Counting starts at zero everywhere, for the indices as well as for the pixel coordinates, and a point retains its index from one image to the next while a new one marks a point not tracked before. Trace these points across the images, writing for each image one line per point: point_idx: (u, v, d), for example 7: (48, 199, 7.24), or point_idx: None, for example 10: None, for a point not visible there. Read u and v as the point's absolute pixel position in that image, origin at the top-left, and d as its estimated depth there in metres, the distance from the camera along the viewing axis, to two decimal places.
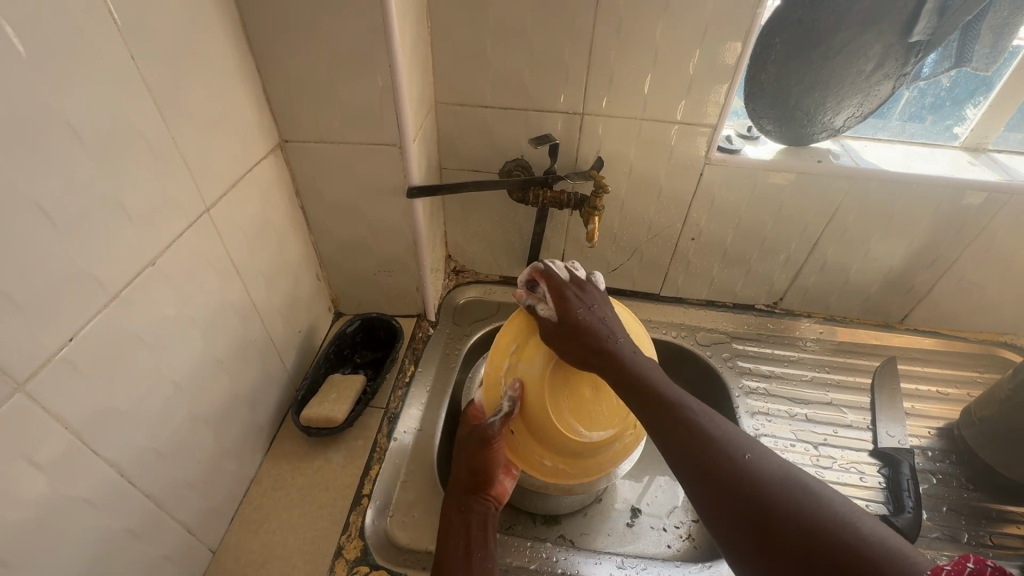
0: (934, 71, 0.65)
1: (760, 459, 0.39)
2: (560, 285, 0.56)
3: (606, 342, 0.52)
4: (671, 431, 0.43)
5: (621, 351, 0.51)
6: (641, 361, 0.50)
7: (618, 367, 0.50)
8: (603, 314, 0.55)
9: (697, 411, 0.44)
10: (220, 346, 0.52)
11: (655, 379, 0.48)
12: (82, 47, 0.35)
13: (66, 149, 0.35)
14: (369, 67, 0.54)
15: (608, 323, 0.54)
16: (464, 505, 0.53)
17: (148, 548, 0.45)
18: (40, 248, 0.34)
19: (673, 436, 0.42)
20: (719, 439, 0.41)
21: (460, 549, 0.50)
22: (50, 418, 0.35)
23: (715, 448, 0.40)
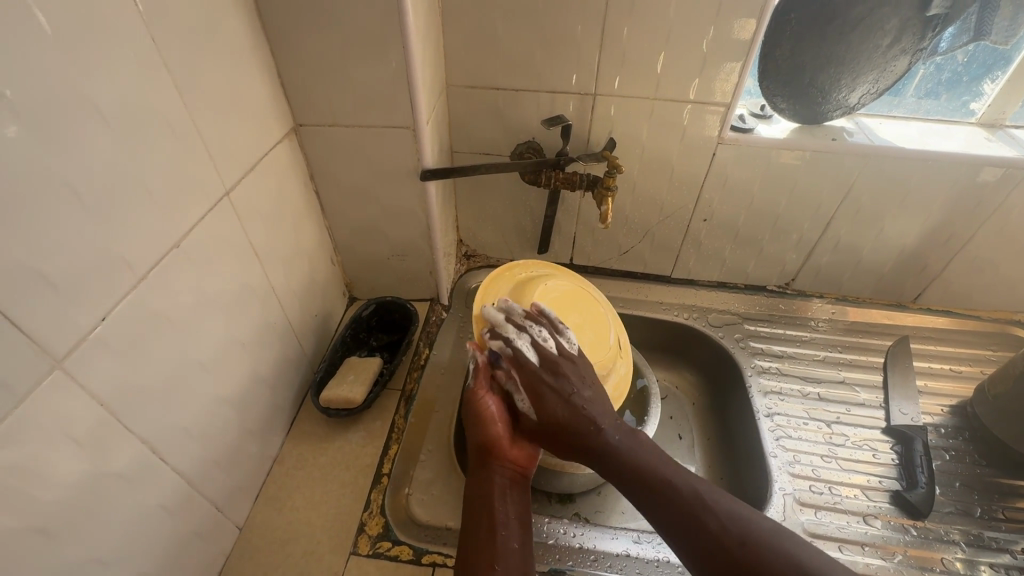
0: (952, 46, 0.64)
1: (769, 547, 0.43)
2: (531, 373, 0.54)
3: (597, 432, 0.52)
4: (674, 517, 0.47)
5: (613, 439, 0.51)
6: (638, 451, 0.51)
7: (614, 461, 0.51)
8: (590, 391, 0.54)
9: (692, 497, 0.47)
10: (241, 328, 0.53)
11: (660, 469, 0.50)
12: (104, 31, 0.35)
13: (93, 132, 0.35)
14: (382, 49, 0.54)
15: (594, 411, 0.53)
16: (478, 474, 0.54)
17: (179, 523, 0.46)
18: (71, 229, 0.34)
19: (675, 524, 0.46)
20: (721, 528, 0.45)
21: (482, 528, 0.49)
22: (86, 395, 0.36)
23: (716, 536, 0.44)
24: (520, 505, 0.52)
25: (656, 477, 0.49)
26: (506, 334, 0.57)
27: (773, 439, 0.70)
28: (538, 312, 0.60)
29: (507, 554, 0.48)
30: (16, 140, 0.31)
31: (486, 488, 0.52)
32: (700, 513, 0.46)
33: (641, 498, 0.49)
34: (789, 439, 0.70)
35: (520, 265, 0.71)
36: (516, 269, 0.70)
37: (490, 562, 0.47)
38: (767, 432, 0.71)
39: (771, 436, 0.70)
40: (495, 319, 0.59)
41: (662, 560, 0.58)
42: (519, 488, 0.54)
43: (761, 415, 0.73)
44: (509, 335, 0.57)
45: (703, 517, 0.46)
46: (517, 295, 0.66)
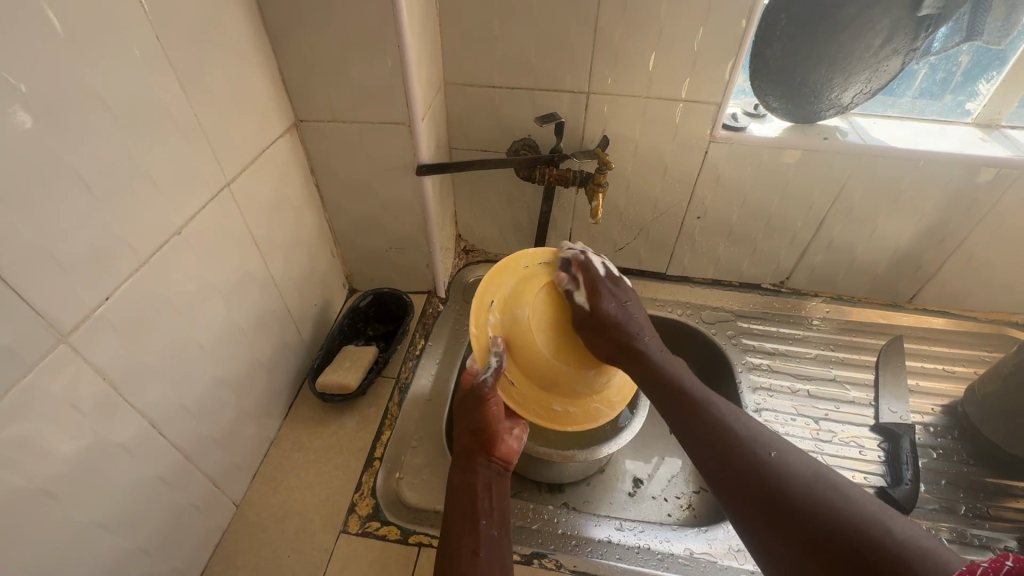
0: (945, 46, 0.64)
1: (791, 455, 0.44)
2: (593, 277, 0.62)
3: (633, 341, 0.59)
4: (701, 420, 0.50)
5: (681, 381, 0.55)
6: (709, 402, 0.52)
7: (657, 374, 0.56)
8: (630, 310, 0.62)
9: (726, 414, 0.50)
10: (241, 313, 0.56)
11: (719, 413, 0.50)
12: (112, 28, 0.38)
13: (100, 124, 0.38)
14: (378, 48, 0.56)
15: (651, 345, 0.59)
16: (466, 465, 0.57)
17: (178, 495, 0.49)
18: (79, 214, 0.37)
19: (702, 430, 0.49)
20: (748, 437, 0.47)
21: (468, 514, 0.53)
22: (91, 369, 0.39)
23: (746, 444, 0.46)
24: (504, 497, 0.56)
25: (696, 395, 0.53)
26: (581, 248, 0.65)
27: None
28: (603, 258, 0.65)
29: (488, 540, 0.51)
30: (29, 130, 0.33)
31: (472, 478, 0.55)
32: (741, 445, 0.46)
33: (668, 399, 0.54)
34: (776, 434, 0.71)
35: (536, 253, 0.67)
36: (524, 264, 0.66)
37: (472, 549, 0.50)
38: None
39: None
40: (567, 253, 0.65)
41: (642, 547, 0.59)
42: (506, 482, 0.58)
43: (750, 410, 0.74)
44: (586, 252, 0.65)
45: (743, 450, 0.46)
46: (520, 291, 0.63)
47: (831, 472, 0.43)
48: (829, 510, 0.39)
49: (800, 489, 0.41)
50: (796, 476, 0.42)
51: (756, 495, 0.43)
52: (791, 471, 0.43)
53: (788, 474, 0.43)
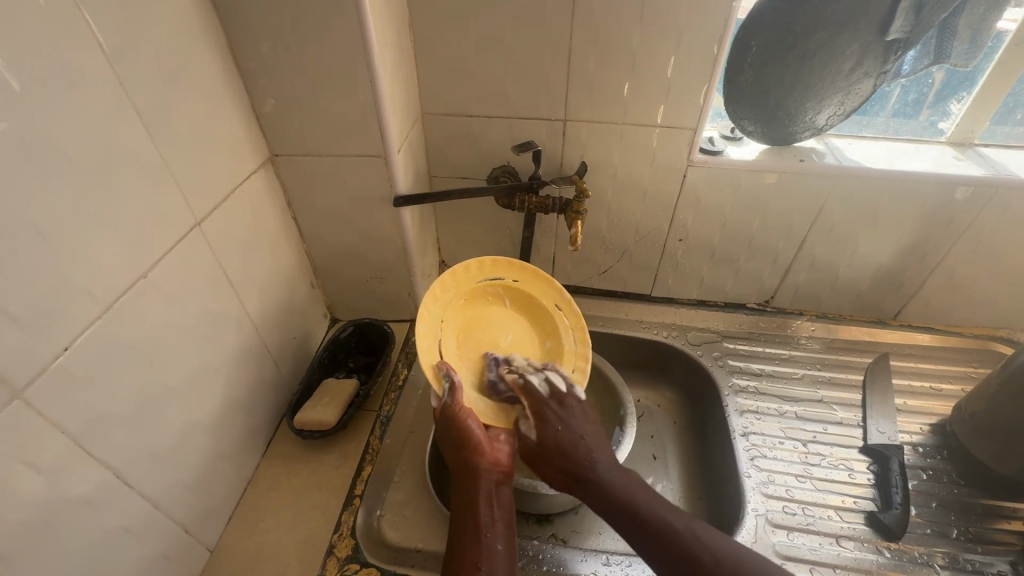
0: (914, 68, 0.65)
1: (749, 575, 0.44)
2: (538, 403, 0.57)
3: (588, 464, 0.52)
4: (648, 539, 0.47)
5: (598, 464, 0.52)
6: (623, 483, 0.51)
7: (598, 498, 0.50)
8: (591, 429, 0.55)
9: (680, 526, 0.47)
10: (214, 353, 0.55)
11: (636, 496, 0.50)
12: (66, 77, 0.38)
13: (57, 174, 0.37)
14: (352, 85, 0.56)
15: (586, 438, 0.54)
16: (466, 480, 0.55)
17: (145, 545, 0.47)
18: (35, 265, 0.36)
19: (660, 548, 0.46)
20: (703, 555, 0.45)
21: (466, 531, 0.50)
22: (47, 422, 0.38)
23: (698, 560, 0.45)
24: (506, 506, 0.54)
25: (644, 509, 0.49)
26: (527, 372, 0.61)
27: (748, 459, 0.70)
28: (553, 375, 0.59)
29: (494, 555, 0.48)
30: None
31: (472, 493, 0.53)
32: (664, 522, 0.48)
33: (620, 518, 0.49)
34: (764, 459, 0.70)
35: (448, 280, 0.66)
36: (430, 311, 0.63)
37: (475, 563, 0.47)
38: (742, 453, 0.71)
39: (746, 456, 0.71)
40: (518, 361, 0.63)
41: None
42: (506, 489, 0.55)
43: (737, 435, 0.73)
44: (546, 374, 0.60)
45: (693, 556, 0.45)
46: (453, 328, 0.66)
47: None
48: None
49: None
50: None
51: None
52: None
53: None
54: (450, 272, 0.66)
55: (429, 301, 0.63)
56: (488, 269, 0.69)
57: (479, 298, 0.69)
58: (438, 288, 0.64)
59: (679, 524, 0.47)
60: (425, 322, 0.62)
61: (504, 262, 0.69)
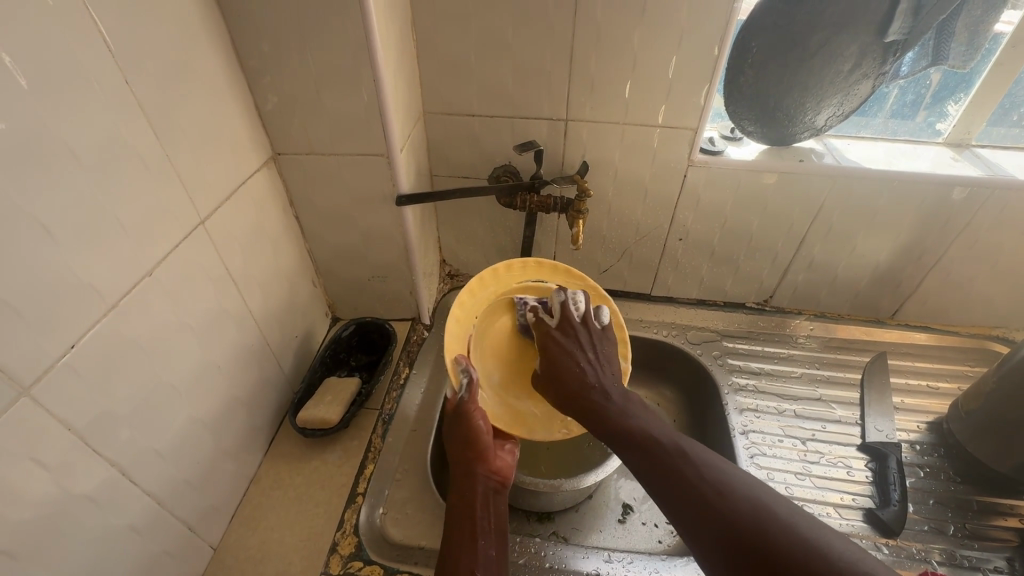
0: (913, 70, 0.65)
1: (737, 493, 0.42)
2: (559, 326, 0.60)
3: (590, 390, 0.54)
4: (642, 453, 0.48)
5: (598, 389, 0.54)
6: (623, 410, 0.52)
7: (597, 415, 0.53)
8: (595, 355, 0.57)
9: (671, 445, 0.48)
10: (218, 351, 0.55)
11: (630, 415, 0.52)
12: (72, 74, 0.38)
13: (64, 171, 0.37)
14: (356, 84, 0.56)
15: (593, 373, 0.56)
16: (464, 479, 0.56)
17: (149, 542, 0.47)
18: (41, 262, 0.36)
19: (649, 463, 0.47)
20: (693, 473, 0.45)
21: (466, 534, 0.50)
22: (54, 420, 0.38)
23: (683, 473, 0.45)
24: (499, 514, 0.55)
25: (642, 429, 0.50)
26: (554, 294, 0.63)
27: (748, 457, 0.71)
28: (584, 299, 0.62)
29: (486, 559, 0.49)
30: None
31: (469, 497, 0.54)
32: (654, 442, 0.48)
33: (616, 436, 0.51)
34: (764, 457, 0.71)
35: (487, 278, 0.68)
36: (464, 307, 0.66)
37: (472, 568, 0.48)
38: (742, 450, 0.72)
39: (746, 454, 0.71)
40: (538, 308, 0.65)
41: None
42: (502, 499, 0.57)
43: (737, 432, 0.74)
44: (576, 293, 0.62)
45: (680, 466, 0.46)
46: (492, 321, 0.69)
47: (776, 504, 0.41)
48: (724, 503, 0.42)
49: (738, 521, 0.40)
50: (741, 502, 0.41)
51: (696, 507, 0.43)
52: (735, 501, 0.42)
53: (738, 501, 0.42)
54: (488, 271, 0.68)
55: (467, 298, 0.67)
56: (531, 272, 0.69)
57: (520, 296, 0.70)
58: (476, 285, 0.67)
59: (669, 442, 0.48)
60: (458, 317, 0.65)
61: (551, 266, 0.69)
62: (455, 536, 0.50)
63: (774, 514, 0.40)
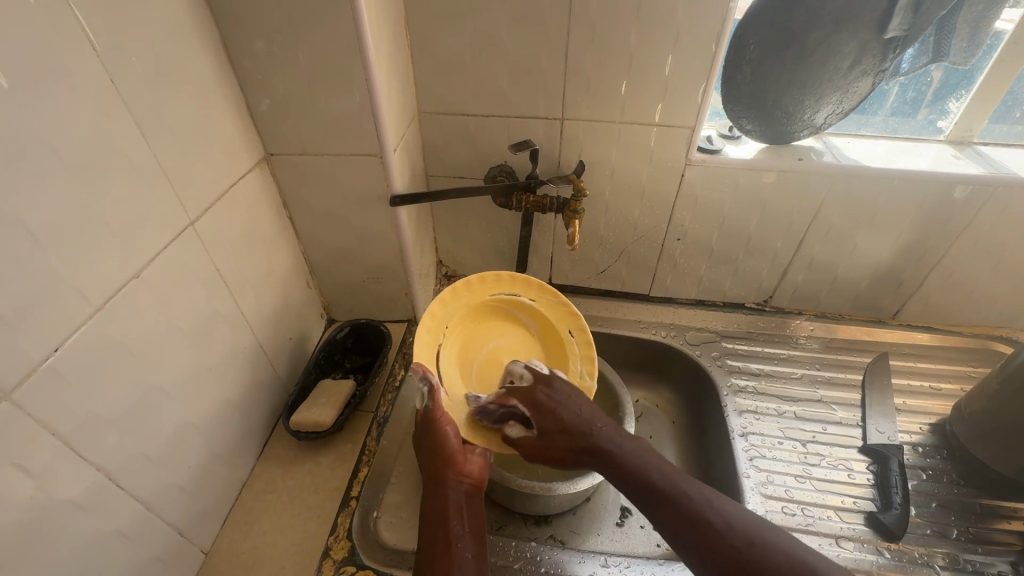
0: (913, 67, 0.64)
1: (766, 544, 0.43)
2: (534, 387, 0.58)
3: (591, 433, 0.53)
4: (664, 509, 0.47)
5: (598, 434, 0.53)
6: (634, 450, 0.51)
7: (611, 463, 0.51)
8: (583, 401, 0.56)
9: (691, 493, 0.47)
10: (209, 354, 0.54)
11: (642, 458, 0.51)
12: (55, 74, 0.37)
13: (47, 173, 0.37)
14: (348, 83, 0.56)
15: (586, 413, 0.55)
16: (434, 487, 0.54)
17: (138, 548, 0.47)
18: (23, 266, 0.36)
19: (670, 513, 0.47)
20: (719, 525, 0.45)
21: (436, 538, 0.50)
22: (37, 425, 0.37)
23: (708, 523, 0.45)
24: (474, 518, 0.53)
25: (657, 472, 0.49)
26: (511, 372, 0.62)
27: (747, 460, 0.70)
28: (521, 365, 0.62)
29: (461, 563, 0.48)
30: None
31: (442, 504, 0.53)
32: (674, 489, 0.48)
33: (632, 489, 0.50)
34: (763, 460, 0.70)
35: (460, 288, 0.69)
36: (436, 318, 0.66)
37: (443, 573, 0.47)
38: (741, 453, 0.71)
39: (745, 457, 0.70)
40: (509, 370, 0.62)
41: None
42: (478, 502, 0.55)
43: (736, 435, 0.73)
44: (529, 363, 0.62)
45: (704, 517, 0.46)
46: (459, 336, 0.69)
47: (805, 554, 0.43)
48: (754, 552, 0.43)
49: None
50: (771, 552, 0.43)
51: (726, 563, 0.43)
52: (768, 553, 0.43)
53: (770, 556, 0.43)
54: (459, 283, 0.69)
55: (438, 308, 0.66)
56: (505, 284, 0.71)
57: (489, 311, 0.71)
58: (449, 296, 0.68)
59: (688, 488, 0.48)
60: (429, 326, 0.66)
61: (521, 279, 0.71)
62: (429, 546, 0.50)
63: (810, 569, 0.42)
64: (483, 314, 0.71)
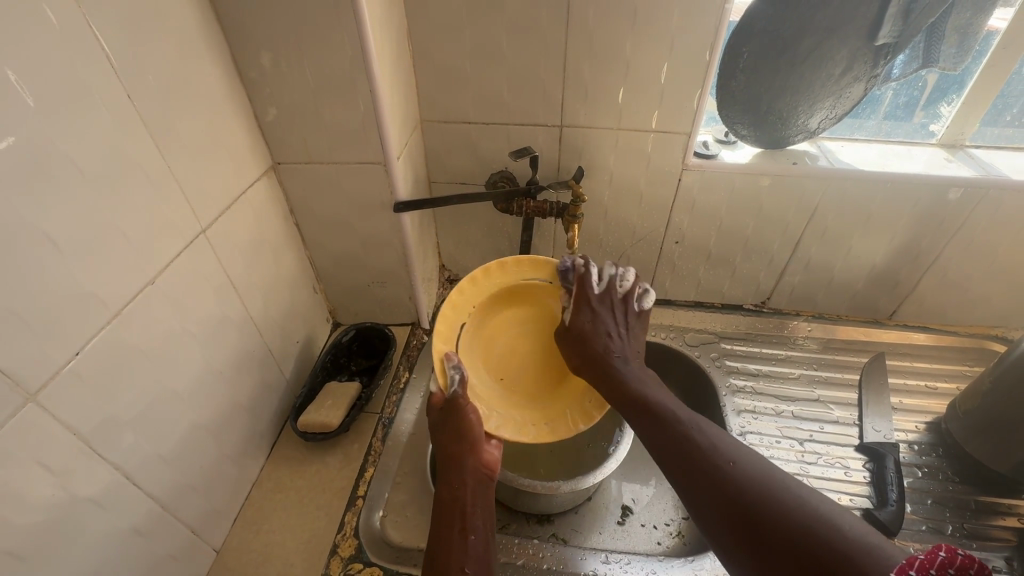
0: (904, 72, 0.66)
1: (743, 469, 0.44)
2: (592, 296, 0.63)
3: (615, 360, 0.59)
4: (659, 433, 0.50)
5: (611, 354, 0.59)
6: (638, 383, 0.56)
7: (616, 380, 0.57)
8: (624, 329, 0.62)
9: (685, 419, 0.51)
10: (219, 357, 0.56)
11: (647, 389, 0.55)
12: (75, 89, 0.39)
13: (70, 185, 0.39)
14: (353, 93, 0.58)
15: (614, 346, 0.60)
16: (453, 469, 0.56)
17: (153, 545, 0.48)
18: (46, 273, 0.37)
19: (653, 429, 0.51)
20: (703, 447, 0.47)
21: (455, 529, 0.51)
22: (59, 425, 0.39)
23: (694, 446, 0.48)
24: (487, 505, 0.55)
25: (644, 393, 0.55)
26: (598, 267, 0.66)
27: None
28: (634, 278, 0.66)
29: (476, 557, 0.49)
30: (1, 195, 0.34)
31: (460, 492, 0.54)
32: (663, 411, 0.52)
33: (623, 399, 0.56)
34: None
35: (493, 269, 0.68)
36: (460, 300, 0.67)
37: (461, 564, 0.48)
38: None
39: None
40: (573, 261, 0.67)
41: None
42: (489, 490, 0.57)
43: (734, 434, 0.74)
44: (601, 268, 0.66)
45: (695, 454, 0.47)
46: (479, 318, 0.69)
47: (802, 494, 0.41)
48: (728, 470, 0.44)
49: (764, 513, 0.40)
50: (750, 473, 0.44)
51: (704, 477, 0.45)
52: (743, 480, 0.43)
53: (746, 481, 0.43)
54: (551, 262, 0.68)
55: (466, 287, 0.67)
56: (538, 270, 0.68)
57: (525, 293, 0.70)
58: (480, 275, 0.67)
59: (683, 416, 0.51)
60: (454, 305, 0.66)
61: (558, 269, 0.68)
62: (445, 536, 0.50)
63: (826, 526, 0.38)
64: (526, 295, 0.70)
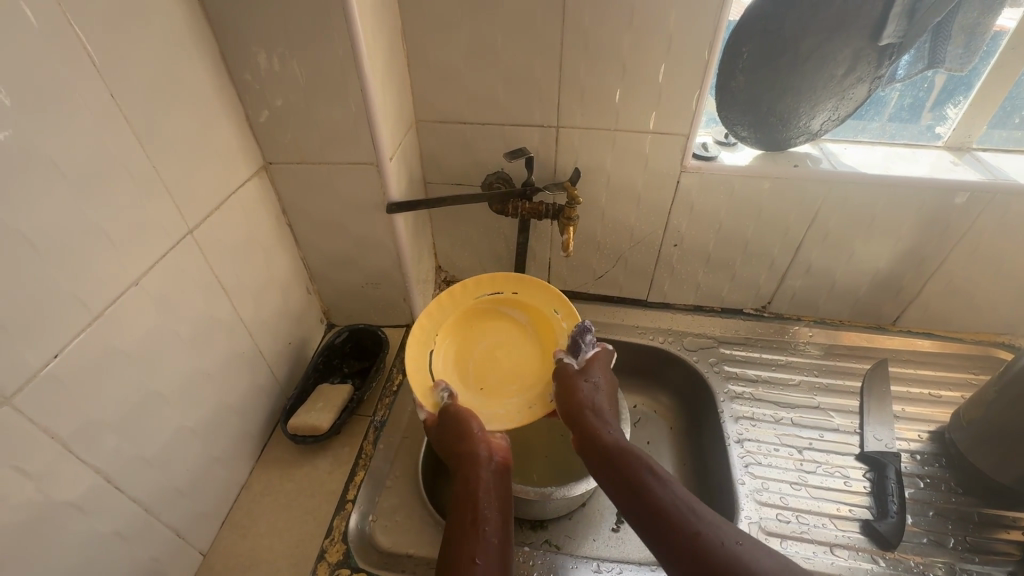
0: (909, 73, 0.64)
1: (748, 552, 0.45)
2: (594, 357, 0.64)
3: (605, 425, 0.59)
4: (650, 509, 0.50)
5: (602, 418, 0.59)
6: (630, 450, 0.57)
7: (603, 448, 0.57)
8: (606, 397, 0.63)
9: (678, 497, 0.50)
10: (207, 359, 0.55)
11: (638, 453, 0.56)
12: (55, 88, 0.38)
13: (50, 186, 0.38)
14: (344, 93, 0.57)
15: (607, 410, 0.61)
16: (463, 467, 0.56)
17: (137, 548, 0.48)
18: (24, 274, 0.37)
19: (640, 504, 0.51)
20: (703, 527, 0.47)
21: (466, 521, 0.51)
22: (37, 428, 0.38)
23: (689, 526, 0.48)
24: (502, 500, 0.54)
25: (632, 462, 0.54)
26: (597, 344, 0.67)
27: (742, 467, 0.70)
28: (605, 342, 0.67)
29: (488, 546, 0.49)
30: None
31: (473, 486, 0.54)
32: (656, 486, 0.52)
33: (608, 471, 0.55)
34: (759, 466, 0.70)
35: (444, 298, 0.69)
36: (423, 331, 0.67)
37: (472, 556, 0.47)
38: (736, 460, 0.71)
39: (740, 463, 0.70)
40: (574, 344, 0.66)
41: None
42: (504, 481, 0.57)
43: (732, 441, 0.73)
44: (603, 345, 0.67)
45: (697, 532, 0.47)
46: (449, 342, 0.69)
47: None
48: (736, 552, 0.45)
49: None
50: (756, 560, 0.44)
51: (705, 557, 0.45)
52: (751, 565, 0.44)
53: (754, 567, 0.44)
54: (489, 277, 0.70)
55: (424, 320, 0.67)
56: (486, 285, 0.70)
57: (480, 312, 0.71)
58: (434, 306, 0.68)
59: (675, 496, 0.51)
60: (418, 339, 0.66)
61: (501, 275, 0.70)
62: (458, 529, 0.50)
63: None
64: (482, 314, 0.72)
